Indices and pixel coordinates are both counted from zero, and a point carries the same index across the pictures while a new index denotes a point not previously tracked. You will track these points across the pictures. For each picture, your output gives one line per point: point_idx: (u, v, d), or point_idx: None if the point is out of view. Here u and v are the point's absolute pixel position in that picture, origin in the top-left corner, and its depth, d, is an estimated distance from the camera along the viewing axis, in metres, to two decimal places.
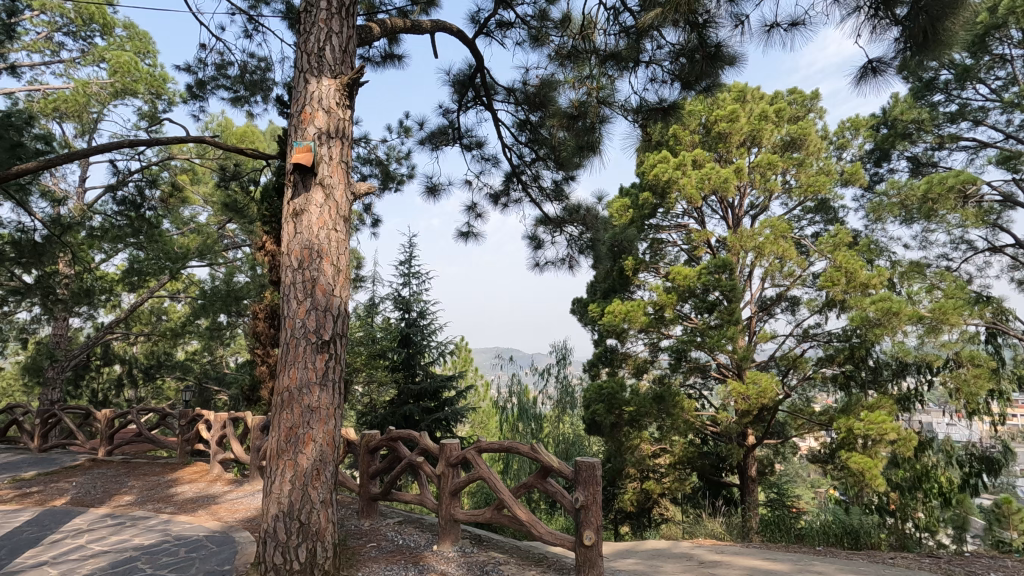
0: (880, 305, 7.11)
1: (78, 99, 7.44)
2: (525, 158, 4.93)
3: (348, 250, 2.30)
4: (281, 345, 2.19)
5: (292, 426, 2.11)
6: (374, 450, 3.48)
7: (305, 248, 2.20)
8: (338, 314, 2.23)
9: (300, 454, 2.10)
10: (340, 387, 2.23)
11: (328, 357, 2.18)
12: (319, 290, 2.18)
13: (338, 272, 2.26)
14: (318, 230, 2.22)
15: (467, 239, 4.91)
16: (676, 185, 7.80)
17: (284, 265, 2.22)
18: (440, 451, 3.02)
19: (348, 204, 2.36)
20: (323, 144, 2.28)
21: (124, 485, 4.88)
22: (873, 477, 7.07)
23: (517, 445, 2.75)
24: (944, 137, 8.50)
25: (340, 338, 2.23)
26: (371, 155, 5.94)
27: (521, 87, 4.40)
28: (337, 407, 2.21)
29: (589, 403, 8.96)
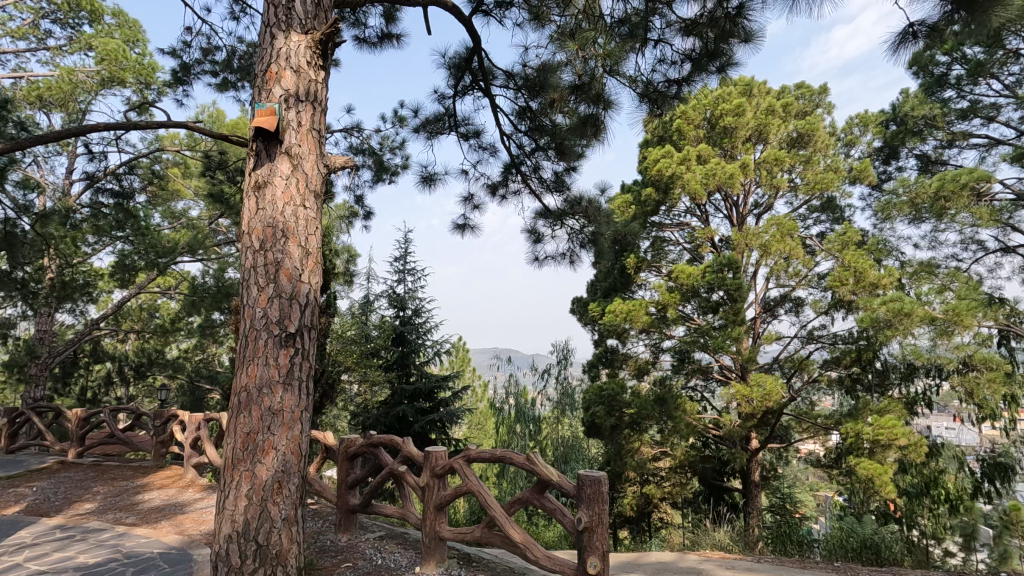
0: (890, 305, 6.87)
1: (62, 86, 7.18)
2: (524, 148, 4.70)
3: (318, 230, 2.06)
4: (239, 338, 1.95)
5: (250, 432, 1.87)
6: (354, 456, 3.24)
7: (268, 226, 1.97)
8: (306, 302, 1.99)
9: (259, 465, 1.86)
10: (307, 387, 1.99)
11: (294, 353, 1.94)
12: (283, 275, 1.94)
13: (307, 256, 2.02)
14: (283, 206, 1.98)
15: (463, 232, 4.67)
16: (680, 181, 7.58)
17: (244, 247, 1.98)
18: (425, 460, 2.78)
19: (321, 178, 2.13)
20: (291, 108, 2.06)
21: (89, 491, 4.64)
22: (883, 485, 6.78)
23: (510, 454, 2.51)
24: (956, 134, 8.28)
25: (308, 331, 1.99)
26: (363, 146, 5.70)
27: (521, 71, 4.17)
28: (302, 410, 1.97)
29: (589, 405, 8.75)
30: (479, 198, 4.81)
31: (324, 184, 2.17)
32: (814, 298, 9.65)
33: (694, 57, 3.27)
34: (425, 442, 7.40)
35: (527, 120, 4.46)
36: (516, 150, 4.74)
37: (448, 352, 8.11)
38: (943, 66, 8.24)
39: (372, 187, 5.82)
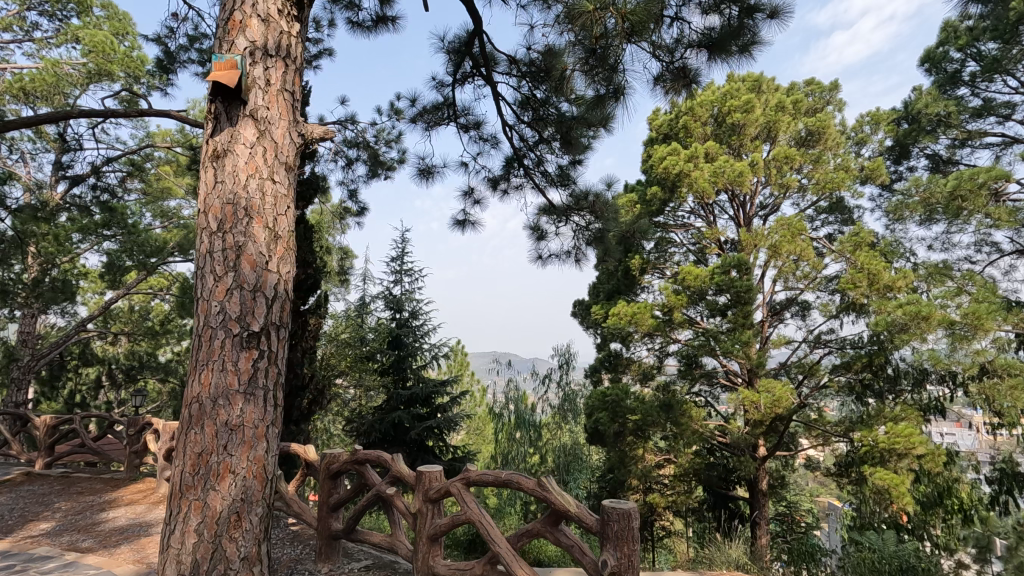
0: (907, 309, 6.63)
1: (46, 78, 6.91)
2: (527, 140, 4.45)
3: (288, 210, 1.80)
4: (193, 339, 1.68)
5: (203, 452, 1.60)
6: (336, 475, 2.95)
7: (228, 203, 1.71)
8: (273, 296, 1.72)
9: (212, 493, 1.59)
10: (273, 398, 1.72)
11: (257, 356, 1.67)
12: (245, 263, 1.68)
13: (276, 240, 1.76)
14: (247, 179, 1.72)
15: (462, 228, 4.39)
16: (687, 179, 7.33)
17: (200, 230, 1.72)
18: (417, 481, 2.51)
19: (293, 149, 1.88)
20: (257, 63, 1.80)
21: (50, 508, 4.35)
22: (900, 495, 6.49)
23: (517, 477, 2.24)
24: (971, 133, 8.05)
25: (275, 330, 1.73)
26: (356, 138, 5.44)
27: (525, 56, 3.93)
28: (268, 424, 1.70)
29: (591, 411, 8.49)
30: (480, 192, 4.54)
31: (299, 156, 1.92)
32: (822, 302, 9.41)
33: (714, 36, 2.96)
34: (422, 449, 7.13)
35: (530, 110, 4.23)
36: (518, 142, 4.49)
37: (446, 356, 7.87)
38: (956, 62, 8.04)
39: (367, 182, 5.57)
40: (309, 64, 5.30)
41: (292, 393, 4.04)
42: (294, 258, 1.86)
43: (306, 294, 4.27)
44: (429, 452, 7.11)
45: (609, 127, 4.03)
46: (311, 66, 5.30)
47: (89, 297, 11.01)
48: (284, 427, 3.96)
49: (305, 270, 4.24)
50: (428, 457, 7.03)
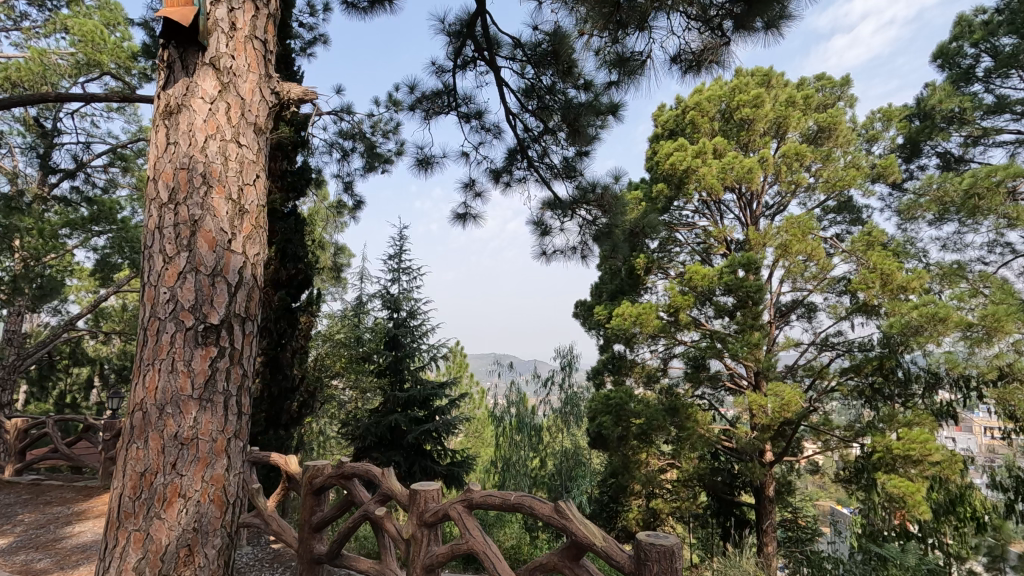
0: (923, 311, 6.43)
1: (32, 68, 6.67)
2: (531, 130, 4.22)
3: (254, 179, 1.57)
4: (137, 334, 1.44)
5: (146, 471, 1.36)
6: (320, 491, 2.70)
7: (182, 167, 1.47)
8: (236, 282, 1.49)
9: (155, 522, 1.35)
10: (234, 404, 1.49)
11: (214, 355, 1.43)
12: (202, 240, 1.44)
13: (241, 216, 1.53)
14: (205, 139, 1.49)
15: (463, 222, 4.15)
16: (695, 176, 7.11)
17: (149, 202, 1.48)
18: (411, 500, 2.27)
19: (262, 108, 1.65)
20: (221, 4, 1.58)
21: (14, 520, 4.11)
22: (917, 504, 6.20)
23: (530, 501, 1.97)
24: (985, 130, 7.83)
25: (237, 324, 1.49)
26: (352, 129, 5.22)
27: (531, 38, 3.71)
28: (227, 437, 1.47)
29: (595, 415, 8.33)
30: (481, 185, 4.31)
31: (271, 117, 1.71)
32: (830, 304, 9.18)
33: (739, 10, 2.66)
34: (419, 454, 6.91)
35: (535, 98, 3.99)
36: (521, 132, 4.27)
37: (444, 357, 7.67)
38: (970, 58, 7.84)
39: (364, 175, 5.35)
40: (302, 51, 5.09)
41: (280, 395, 3.79)
42: (264, 237, 1.63)
43: (297, 291, 4.02)
44: (427, 457, 6.89)
45: (619, 115, 3.82)
46: (303, 54, 5.09)
47: (80, 296, 10.77)
48: (271, 433, 3.71)
49: (296, 264, 3.99)
50: (425, 461, 6.81)
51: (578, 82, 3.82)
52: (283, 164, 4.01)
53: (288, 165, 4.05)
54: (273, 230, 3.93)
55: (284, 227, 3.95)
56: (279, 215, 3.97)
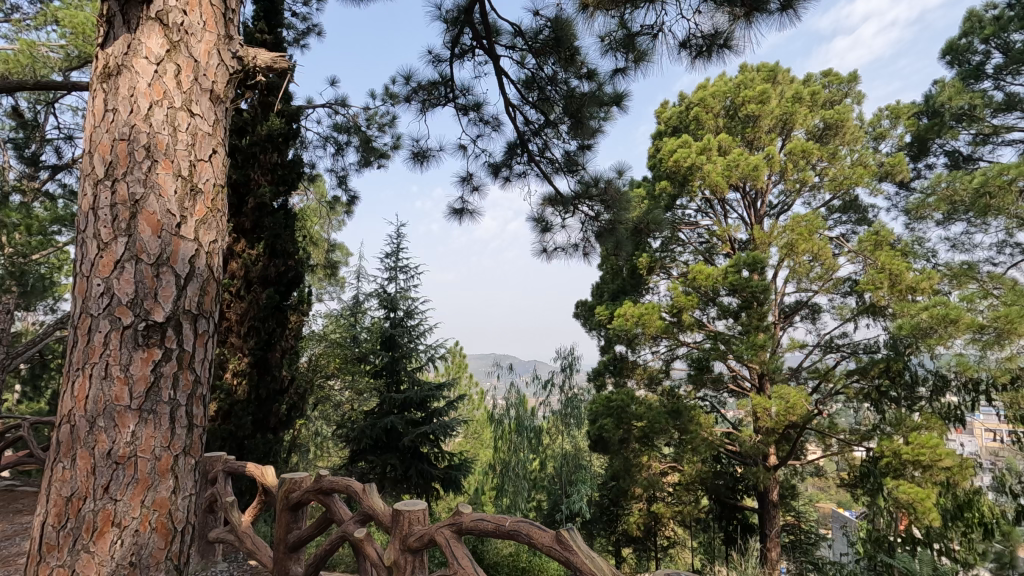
0: (934, 312, 6.26)
1: (21, 59, 6.51)
2: (531, 123, 4.07)
3: (212, 156, 1.27)
4: (66, 333, 1.14)
5: (72, 496, 1.06)
6: (298, 506, 2.47)
7: (120, 139, 1.17)
8: (186, 274, 1.19)
9: (81, 558, 1.04)
10: (186, 416, 1.18)
11: (160, 359, 1.13)
12: (143, 225, 1.14)
13: (193, 196, 1.23)
14: (150, 107, 1.19)
15: (461, 218, 3.99)
16: (699, 172, 6.94)
17: (82, 179, 1.18)
18: (393, 521, 2.01)
19: (224, 75, 1.35)
20: None
21: None
22: (926, 511, 6.02)
23: (527, 528, 1.70)
24: (996, 128, 7.65)
25: (190, 321, 1.19)
26: (346, 122, 5.06)
27: (531, 25, 3.54)
28: (175, 453, 1.16)
29: (596, 418, 8.22)
30: (479, 179, 4.15)
31: (236, 87, 1.39)
32: (835, 305, 9.01)
33: None
34: (415, 456, 6.81)
35: (536, 90, 3.83)
36: (521, 124, 4.11)
37: (443, 358, 7.51)
38: (980, 54, 7.67)
39: (360, 170, 5.19)
40: (295, 42, 4.93)
41: (268, 398, 3.63)
42: (226, 225, 1.32)
43: (286, 289, 3.84)
44: (424, 460, 6.79)
45: (623, 106, 3.66)
46: (297, 45, 4.93)
47: None
48: (259, 437, 3.54)
49: (285, 261, 3.82)
50: (421, 464, 6.71)
51: (581, 72, 3.67)
52: (274, 156, 3.85)
53: (279, 158, 3.89)
54: (262, 225, 3.76)
55: (274, 222, 3.76)
56: (269, 210, 3.80)
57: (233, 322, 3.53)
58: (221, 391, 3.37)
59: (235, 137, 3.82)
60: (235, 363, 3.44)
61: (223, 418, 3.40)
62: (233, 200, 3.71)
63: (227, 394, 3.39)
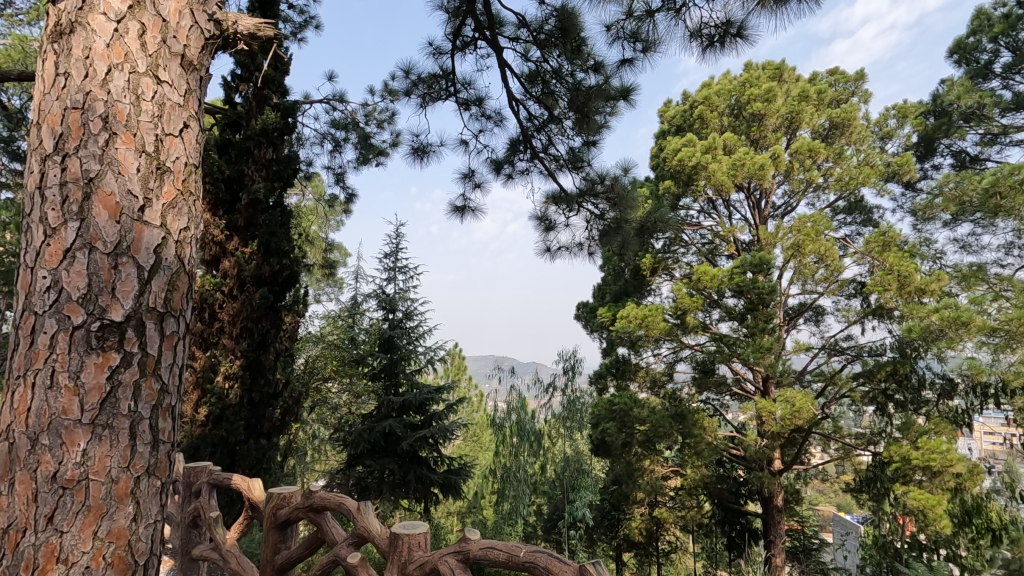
0: (945, 315, 6.12)
1: (11, 54, 6.36)
2: (534, 118, 3.96)
3: (181, 131, 1.13)
4: (10, 333, 1.01)
5: (10, 527, 0.93)
6: (286, 524, 2.30)
7: (73, 108, 1.04)
8: (151, 265, 1.05)
9: None
10: (151, 432, 1.04)
11: (118, 364, 0.99)
12: (97, 208, 1.00)
13: (159, 176, 1.09)
14: (109, 73, 1.06)
15: (461, 215, 3.86)
16: (704, 172, 6.82)
17: (31, 156, 1.05)
18: (391, 546, 1.85)
19: (198, 38, 1.20)
20: None
21: None
22: (937, 518, 5.81)
23: (546, 560, 1.52)
24: (1005, 128, 7.54)
25: (155, 321, 1.05)
26: (345, 117, 4.92)
27: (536, 16, 3.44)
28: (137, 475, 1.02)
29: (598, 421, 8.08)
30: (481, 175, 4.03)
31: (212, 54, 1.26)
32: (840, 307, 8.90)
33: None
34: (414, 460, 6.71)
35: (540, 84, 3.74)
36: (524, 120, 3.99)
37: (442, 360, 7.39)
38: (988, 53, 7.58)
39: (357, 167, 5.06)
40: (292, 36, 4.79)
41: (262, 402, 3.47)
42: (199, 212, 1.18)
43: (281, 288, 3.67)
44: (423, 464, 6.69)
45: (630, 100, 3.53)
46: (294, 39, 4.80)
47: None
48: (251, 442, 3.38)
49: (280, 259, 3.63)
50: (420, 469, 6.61)
51: (588, 63, 3.55)
52: (268, 151, 3.68)
53: (275, 152, 3.71)
54: (256, 222, 3.58)
55: (269, 219, 3.58)
56: (263, 206, 3.60)
57: (226, 322, 3.40)
58: (212, 395, 3.23)
59: (228, 131, 3.68)
60: (226, 366, 3.31)
61: (214, 423, 3.27)
62: (226, 197, 3.57)
63: (218, 398, 3.25)
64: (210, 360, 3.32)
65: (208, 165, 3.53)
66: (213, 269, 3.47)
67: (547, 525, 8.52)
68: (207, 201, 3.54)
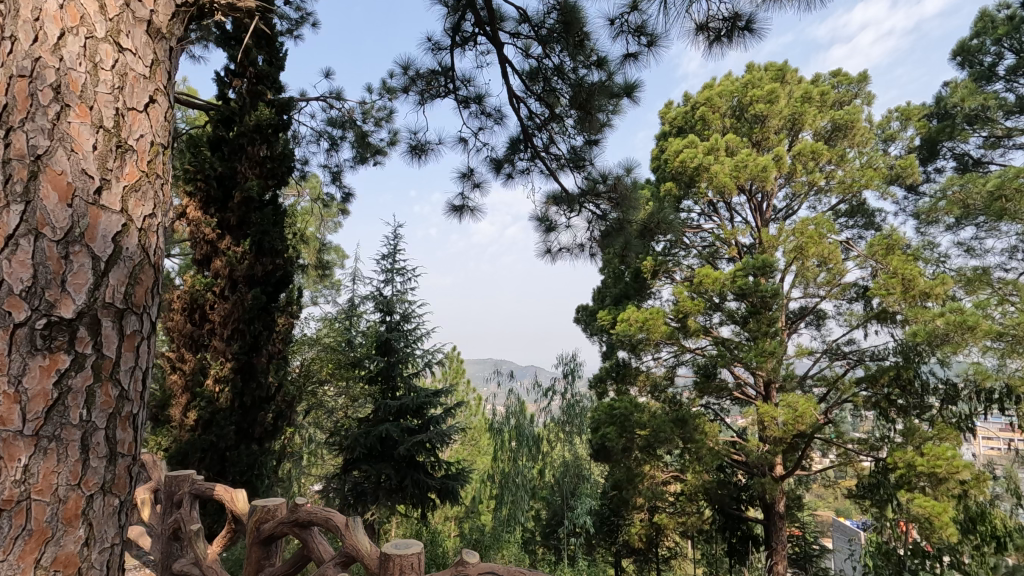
0: (951, 319, 6.04)
1: None
2: (536, 116, 3.88)
3: (149, 110, 1.01)
4: None
5: None
6: (270, 538, 2.20)
7: (10, 59, 0.83)
8: (110, 255, 0.89)
9: None
10: (106, 444, 0.89)
11: (67, 367, 0.82)
12: (45, 188, 0.82)
13: (122, 153, 0.94)
14: (60, 27, 0.89)
15: (460, 215, 3.77)
16: (706, 173, 6.74)
17: None
18: (381, 567, 1.75)
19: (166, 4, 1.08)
20: None
21: None
22: (943, 526, 5.70)
23: None
24: (1011, 130, 7.46)
25: (113, 318, 0.89)
26: (342, 116, 4.84)
27: (538, 10, 3.37)
28: (89, 495, 0.86)
29: (598, 426, 7.99)
30: (481, 174, 3.94)
31: (182, 23, 1.13)
32: (842, 311, 8.82)
33: None
34: (411, 466, 6.61)
35: (541, 81, 3.68)
36: (525, 118, 3.91)
37: (440, 363, 7.29)
38: (991, 55, 7.53)
39: (355, 166, 4.97)
40: (288, 32, 4.71)
41: (253, 406, 3.36)
42: (166, 198, 1.05)
43: (274, 289, 3.57)
44: (420, 469, 6.60)
45: (634, 97, 3.44)
46: (290, 36, 4.71)
47: None
48: (242, 447, 3.27)
49: (273, 259, 3.52)
50: (417, 474, 6.53)
51: (591, 59, 3.46)
52: (262, 148, 3.57)
53: (269, 149, 3.60)
54: (250, 221, 3.48)
55: (262, 217, 3.47)
56: (256, 204, 3.51)
57: (216, 324, 3.30)
58: (202, 399, 3.14)
59: (221, 128, 3.58)
60: (217, 369, 3.20)
61: (205, 428, 3.17)
62: (219, 195, 3.47)
63: (207, 403, 3.15)
64: (200, 363, 3.22)
65: (200, 162, 3.44)
66: (205, 269, 3.39)
67: (546, 530, 8.41)
68: (198, 199, 3.43)
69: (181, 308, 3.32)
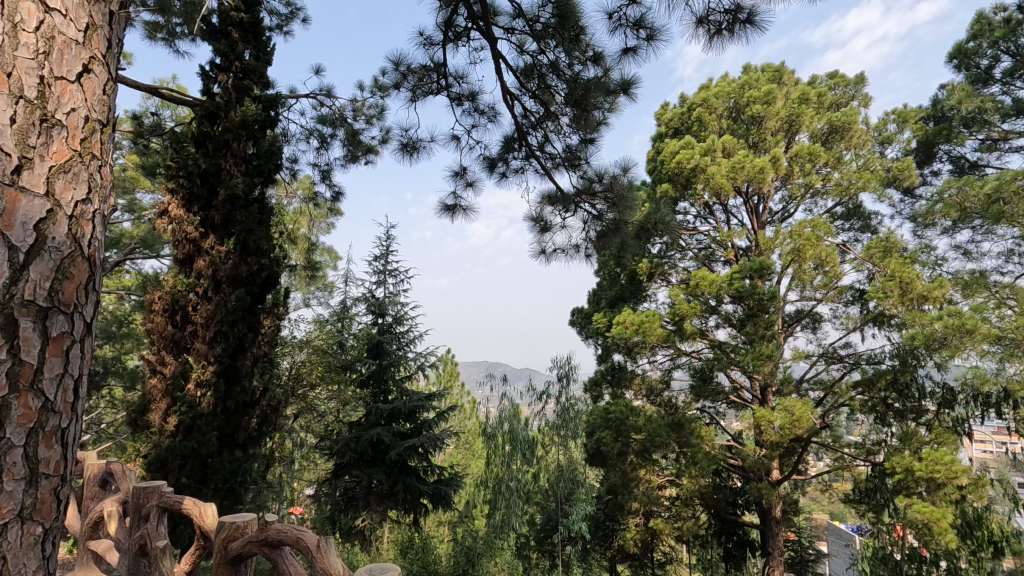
0: (949, 322, 5.98)
1: None
2: (530, 114, 3.81)
3: (83, 87, 0.97)
4: None
5: None
6: (240, 558, 2.07)
7: None
8: (31, 244, 0.84)
9: None
10: (26, 465, 0.84)
11: None
12: None
13: (47, 131, 0.89)
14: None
15: (452, 215, 3.67)
16: (703, 174, 6.66)
17: None
18: None
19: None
20: None
21: None
22: (943, 532, 5.61)
23: None
24: (1007, 133, 7.44)
25: (31, 310, 0.84)
26: (332, 113, 4.75)
27: (533, 5, 3.29)
28: (4, 519, 0.81)
29: (593, 430, 7.90)
30: (474, 173, 3.85)
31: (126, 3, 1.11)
32: (838, 314, 8.78)
33: None
34: (403, 471, 6.60)
35: (536, 78, 3.61)
36: (520, 116, 3.83)
37: (433, 366, 7.31)
38: (988, 58, 7.51)
39: (345, 165, 4.88)
40: (277, 28, 4.61)
41: (237, 411, 3.27)
42: (100, 181, 1.00)
43: (260, 290, 3.46)
44: (411, 474, 6.59)
45: (631, 94, 3.36)
46: (279, 31, 4.61)
47: None
48: (224, 454, 3.16)
49: (259, 259, 3.41)
50: (409, 479, 6.50)
51: (587, 55, 3.38)
52: (248, 145, 3.47)
53: (255, 146, 3.51)
54: (234, 219, 3.37)
55: (247, 216, 3.36)
56: (242, 202, 3.40)
57: (199, 325, 3.17)
58: (183, 404, 3.02)
59: (206, 123, 3.47)
60: (199, 372, 3.09)
61: (186, 434, 3.04)
62: (203, 192, 3.35)
63: (189, 407, 3.02)
64: (181, 367, 3.10)
65: (183, 158, 3.31)
66: (188, 269, 3.27)
67: (540, 535, 8.32)
68: (181, 196, 3.32)
69: (162, 309, 3.17)
